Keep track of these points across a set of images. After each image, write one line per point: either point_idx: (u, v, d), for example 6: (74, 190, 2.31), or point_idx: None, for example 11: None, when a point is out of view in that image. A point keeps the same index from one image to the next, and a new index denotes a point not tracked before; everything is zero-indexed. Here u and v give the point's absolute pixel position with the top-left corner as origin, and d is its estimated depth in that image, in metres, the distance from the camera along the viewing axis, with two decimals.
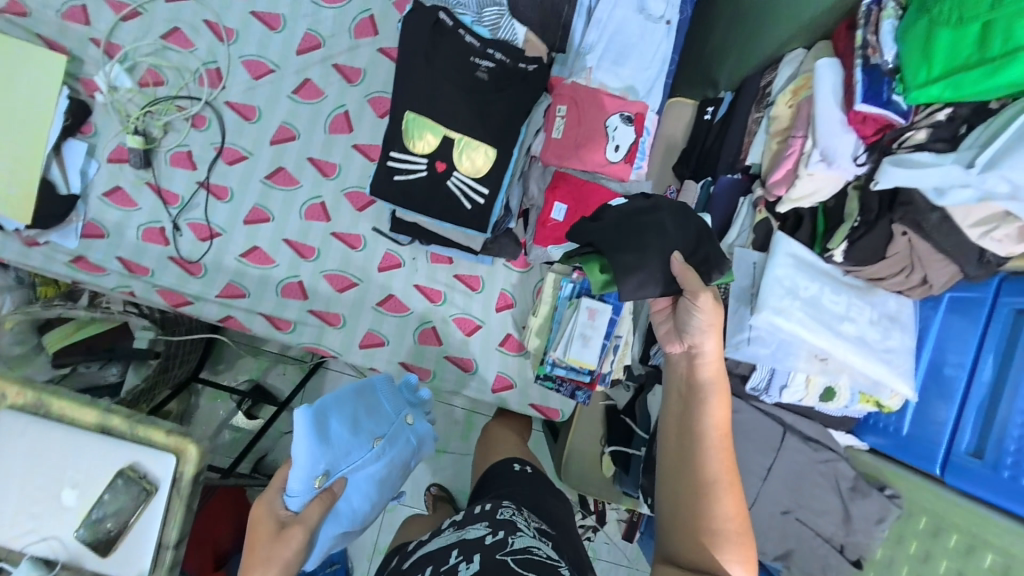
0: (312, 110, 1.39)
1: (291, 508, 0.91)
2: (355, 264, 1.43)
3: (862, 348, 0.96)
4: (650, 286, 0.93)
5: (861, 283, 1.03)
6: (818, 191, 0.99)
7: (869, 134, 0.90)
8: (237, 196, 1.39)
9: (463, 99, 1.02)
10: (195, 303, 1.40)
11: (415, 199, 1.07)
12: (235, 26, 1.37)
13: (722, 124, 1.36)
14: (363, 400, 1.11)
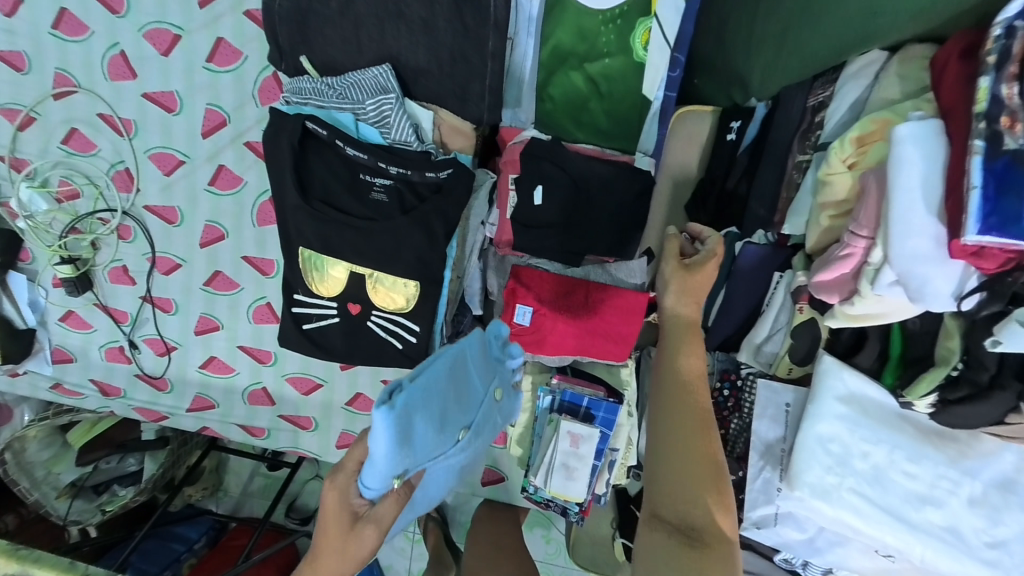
0: (234, 202, 1.18)
1: (364, 499, 0.60)
2: (316, 365, 1.28)
3: (955, 553, 0.64)
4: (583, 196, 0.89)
5: (958, 434, 0.67)
6: (887, 315, 0.64)
7: (993, 267, 0.51)
8: (183, 308, 1.27)
9: (360, 230, 0.76)
10: (172, 417, 1.36)
11: (331, 350, 0.86)
12: (132, 115, 1.16)
13: (750, 155, 0.90)
14: (456, 374, 0.66)
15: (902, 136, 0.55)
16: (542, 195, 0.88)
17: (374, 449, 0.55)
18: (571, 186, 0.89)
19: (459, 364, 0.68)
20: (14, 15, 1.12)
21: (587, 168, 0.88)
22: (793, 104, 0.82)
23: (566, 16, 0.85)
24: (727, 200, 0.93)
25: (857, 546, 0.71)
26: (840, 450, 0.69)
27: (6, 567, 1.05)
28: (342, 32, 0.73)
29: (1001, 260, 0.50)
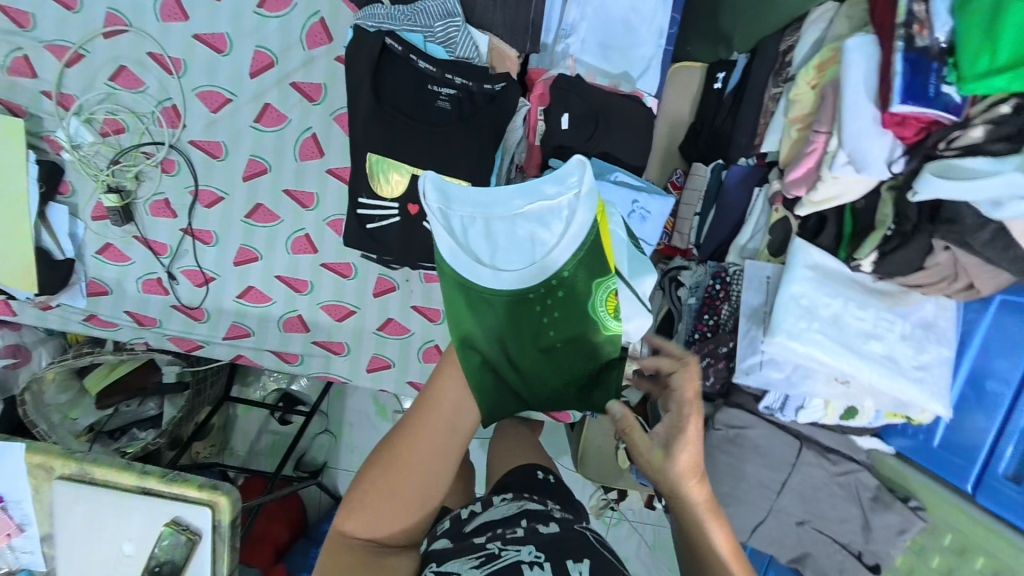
0: (277, 138, 1.29)
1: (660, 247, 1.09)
2: (349, 293, 1.40)
3: (893, 372, 0.85)
4: (607, 122, 1.06)
5: (893, 289, 0.89)
6: (844, 194, 0.84)
7: (910, 135, 0.72)
8: (222, 239, 1.36)
9: (427, 134, 0.91)
10: (206, 347, 1.43)
11: (390, 247, 0.99)
12: (181, 55, 1.25)
13: (734, 97, 1.14)
14: (619, 182, 1.05)
15: (849, 48, 0.78)
16: (569, 121, 1.05)
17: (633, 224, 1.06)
18: (594, 115, 1.06)
19: (619, 178, 1.06)
20: None
21: (607, 101, 1.06)
22: (769, 50, 1.05)
23: None
24: (715, 137, 1.17)
25: (822, 379, 0.89)
26: (808, 303, 0.88)
27: (62, 469, 1.12)
28: None
29: (916, 128, 0.71)
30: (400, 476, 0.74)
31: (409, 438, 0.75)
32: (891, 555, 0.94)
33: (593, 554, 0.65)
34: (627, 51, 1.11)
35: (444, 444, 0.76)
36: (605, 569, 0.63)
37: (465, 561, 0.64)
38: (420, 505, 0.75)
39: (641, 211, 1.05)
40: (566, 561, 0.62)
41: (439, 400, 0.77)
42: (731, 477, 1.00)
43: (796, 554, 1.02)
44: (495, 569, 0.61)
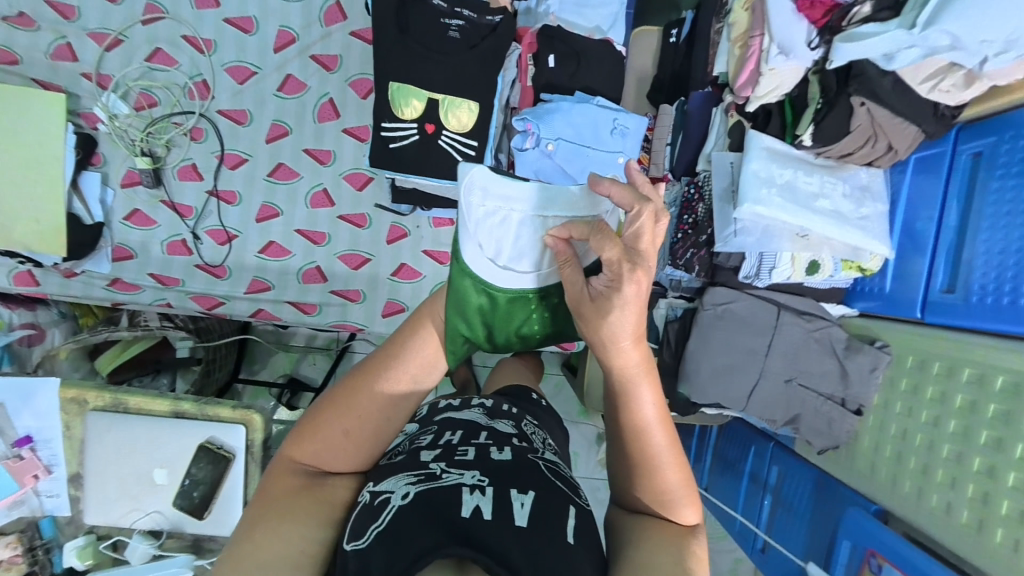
0: (298, 103, 1.47)
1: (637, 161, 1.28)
2: (364, 242, 1.52)
3: (842, 222, 1.03)
4: (586, 60, 1.27)
5: (832, 162, 1.08)
6: (780, 85, 1.04)
7: (819, 19, 0.95)
8: (245, 198, 1.49)
9: (441, 60, 1.09)
10: (227, 303, 1.50)
11: (410, 164, 1.14)
12: (212, 37, 1.44)
13: (688, 43, 1.36)
14: (602, 106, 1.25)
15: None
16: (555, 60, 1.25)
17: (616, 140, 1.25)
18: (575, 55, 1.26)
19: (601, 103, 1.25)
20: None
21: (584, 44, 1.27)
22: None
23: None
24: (677, 78, 1.38)
25: (785, 237, 1.07)
26: (766, 174, 1.05)
27: (96, 401, 1.16)
28: None
29: (822, 11, 0.95)
30: (353, 417, 0.72)
31: (367, 381, 0.74)
32: (869, 394, 1.07)
33: (540, 484, 0.66)
34: (598, 6, 1.32)
35: (405, 393, 0.75)
36: (550, 498, 0.63)
37: (407, 473, 0.67)
38: (368, 444, 0.74)
39: (621, 129, 1.24)
40: (509, 490, 0.63)
41: (405, 350, 0.76)
42: (723, 346, 1.12)
43: (788, 416, 1.12)
44: (435, 486, 0.63)
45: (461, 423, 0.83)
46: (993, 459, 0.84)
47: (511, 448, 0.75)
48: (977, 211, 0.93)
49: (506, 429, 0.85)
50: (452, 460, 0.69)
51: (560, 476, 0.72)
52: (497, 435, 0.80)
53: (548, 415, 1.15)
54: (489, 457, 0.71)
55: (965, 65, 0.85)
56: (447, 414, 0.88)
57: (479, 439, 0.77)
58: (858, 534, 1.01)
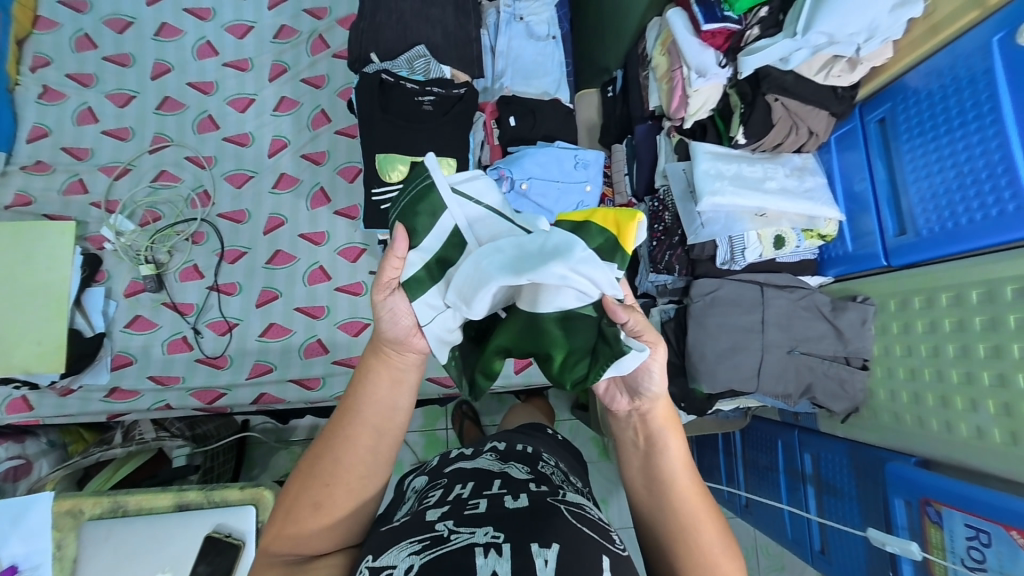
0: (293, 195, 1.62)
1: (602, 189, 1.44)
2: (363, 308, 1.56)
3: (791, 197, 1.15)
4: (541, 115, 1.49)
5: (767, 152, 1.23)
6: (708, 101, 1.24)
7: (723, 43, 1.16)
8: (246, 286, 1.55)
9: (419, 128, 1.27)
10: (229, 393, 1.48)
11: None
12: (212, 153, 1.63)
13: (623, 94, 1.63)
14: (564, 147, 1.43)
15: (672, 13, 1.21)
16: (515, 119, 1.47)
17: (580, 172, 1.41)
18: (531, 113, 1.48)
19: (562, 145, 1.43)
20: (126, 106, 1.65)
21: (538, 104, 1.50)
22: (633, 54, 1.54)
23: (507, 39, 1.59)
24: (620, 120, 1.62)
25: (747, 217, 1.18)
26: (715, 170, 1.19)
27: (92, 509, 1.08)
28: (395, 33, 1.33)
29: (723, 39, 1.15)
30: (323, 488, 0.66)
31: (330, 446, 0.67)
32: (868, 346, 1.10)
33: (562, 534, 0.56)
34: (543, 76, 1.58)
35: (375, 447, 0.68)
36: (576, 557, 0.53)
37: (412, 540, 0.56)
38: (348, 519, 0.67)
39: (583, 162, 1.41)
40: (528, 545, 0.53)
41: (361, 398, 0.68)
42: (721, 328, 1.16)
43: (801, 387, 1.13)
44: (443, 552, 0.53)
45: (467, 471, 0.71)
46: (998, 367, 0.85)
47: (528, 494, 0.63)
48: (901, 162, 1.06)
49: (521, 471, 0.72)
50: (461, 516, 0.58)
51: (588, 519, 0.60)
52: (513, 479, 0.68)
53: (565, 450, 0.96)
54: (504, 507, 0.60)
55: (847, 53, 1.05)
56: (456, 465, 0.74)
57: (491, 489, 0.65)
58: (905, 488, 0.97)
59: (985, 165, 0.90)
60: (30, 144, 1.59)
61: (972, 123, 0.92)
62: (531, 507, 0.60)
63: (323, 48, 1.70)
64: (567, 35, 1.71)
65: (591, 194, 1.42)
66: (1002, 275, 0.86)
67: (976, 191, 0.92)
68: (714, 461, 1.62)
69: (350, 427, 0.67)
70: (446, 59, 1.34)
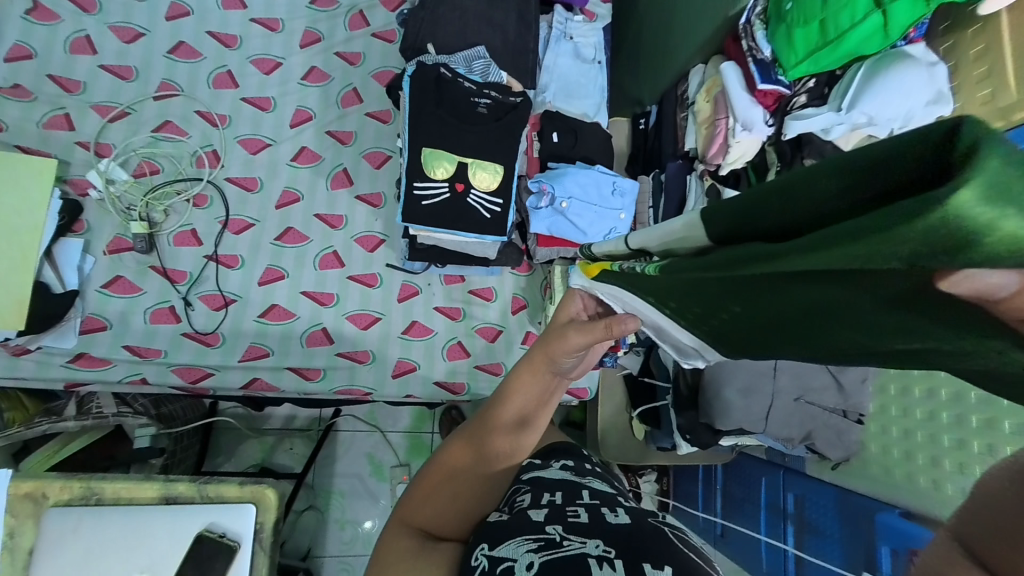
0: (312, 172, 1.53)
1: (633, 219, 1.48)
2: (375, 301, 1.50)
3: None
4: (584, 136, 1.52)
5: None
6: (746, 153, 1.33)
7: (771, 104, 1.25)
8: (250, 262, 1.44)
9: (470, 130, 1.24)
10: (218, 375, 1.37)
11: (443, 217, 1.23)
12: (227, 113, 1.50)
13: (656, 128, 1.71)
14: (604, 171, 1.46)
15: (726, 67, 1.27)
16: (557, 136, 1.50)
17: (616, 199, 1.44)
18: (572, 133, 1.51)
19: (603, 169, 1.47)
20: (131, 43, 1.48)
21: (580, 124, 1.53)
22: (672, 95, 1.64)
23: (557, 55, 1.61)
24: (650, 154, 1.71)
25: None
26: None
27: (59, 494, 0.95)
28: (455, 30, 1.30)
29: (773, 99, 1.24)
30: (454, 477, 0.76)
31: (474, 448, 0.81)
32: (864, 402, 1.22)
33: (671, 555, 0.58)
34: (585, 98, 1.62)
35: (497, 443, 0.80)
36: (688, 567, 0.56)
37: (523, 538, 0.60)
38: (478, 499, 0.76)
39: (620, 189, 1.45)
40: (641, 562, 0.55)
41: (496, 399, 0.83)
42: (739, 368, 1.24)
43: (803, 433, 1.23)
44: (560, 556, 0.56)
45: (555, 481, 0.75)
46: (987, 438, 0.98)
47: (623, 510, 0.68)
48: None
49: (605, 486, 0.77)
50: (569, 523, 0.62)
51: (688, 543, 0.64)
52: (602, 493, 0.73)
53: None
54: (608, 522, 0.63)
55: (880, 136, 1.15)
56: (536, 472, 0.78)
57: (585, 500, 0.69)
58: (893, 538, 1.07)
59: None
60: (7, 63, 1.39)
61: None
62: (632, 523, 0.64)
63: (362, 26, 1.63)
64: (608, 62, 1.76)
65: (624, 223, 1.46)
66: None
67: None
68: (692, 489, 1.75)
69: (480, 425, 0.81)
70: (502, 65, 1.33)
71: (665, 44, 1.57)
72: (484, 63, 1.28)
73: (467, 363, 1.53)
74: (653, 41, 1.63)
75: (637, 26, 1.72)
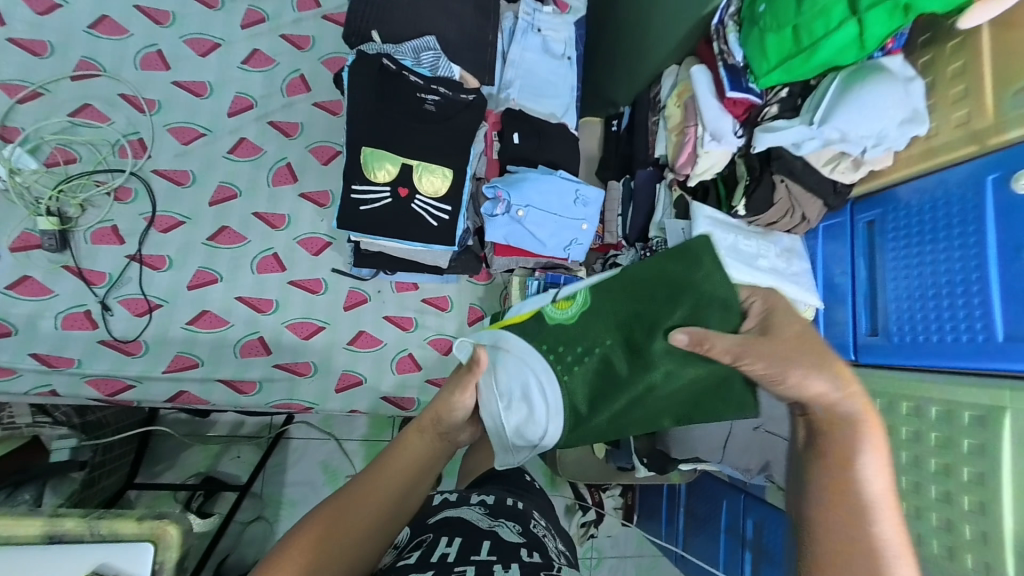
0: (252, 166, 1.40)
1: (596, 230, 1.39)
2: (319, 309, 1.40)
3: (777, 277, 1.20)
4: (549, 139, 1.42)
5: (761, 229, 1.27)
6: (715, 164, 1.24)
7: (741, 114, 1.16)
8: (179, 263, 1.32)
9: (416, 129, 1.13)
10: (139, 387, 1.25)
11: (383, 224, 1.13)
12: (156, 97, 1.36)
13: (628, 131, 1.62)
14: (566, 178, 1.37)
15: (697, 70, 1.20)
16: (519, 137, 1.39)
17: (578, 208, 1.35)
18: (536, 134, 1.41)
19: (565, 176, 1.37)
20: (46, 15, 1.33)
21: (545, 125, 1.43)
22: (645, 97, 1.54)
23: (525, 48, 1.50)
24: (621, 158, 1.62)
25: None
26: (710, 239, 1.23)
27: None
28: (403, 16, 1.18)
29: (742, 109, 1.15)
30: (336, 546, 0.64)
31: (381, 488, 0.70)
32: None
33: None
34: (553, 97, 1.52)
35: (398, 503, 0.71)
36: None
37: None
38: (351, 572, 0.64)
39: (584, 197, 1.36)
40: None
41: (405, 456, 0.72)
42: None
43: (760, 464, 1.18)
44: None
45: (457, 526, 0.77)
46: (945, 485, 0.92)
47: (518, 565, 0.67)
48: (881, 265, 1.12)
49: (511, 534, 0.77)
50: None
51: None
52: (504, 543, 0.73)
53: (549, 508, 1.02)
54: None
55: (852, 154, 1.07)
56: (445, 514, 0.83)
57: (481, 553, 0.69)
58: None
59: (960, 269, 0.97)
60: None
61: (956, 251, 0.98)
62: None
63: (312, 6, 1.49)
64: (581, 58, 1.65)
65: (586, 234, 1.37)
66: (959, 400, 0.92)
67: (949, 299, 0.99)
68: (656, 503, 1.72)
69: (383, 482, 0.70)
70: (456, 58, 1.21)
71: (641, 42, 1.47)
72: (432, 56, 1.17)
73: (418, 377, 1.43)
74: (628, 37, 1.52)
75: (612, 20, 1.61)
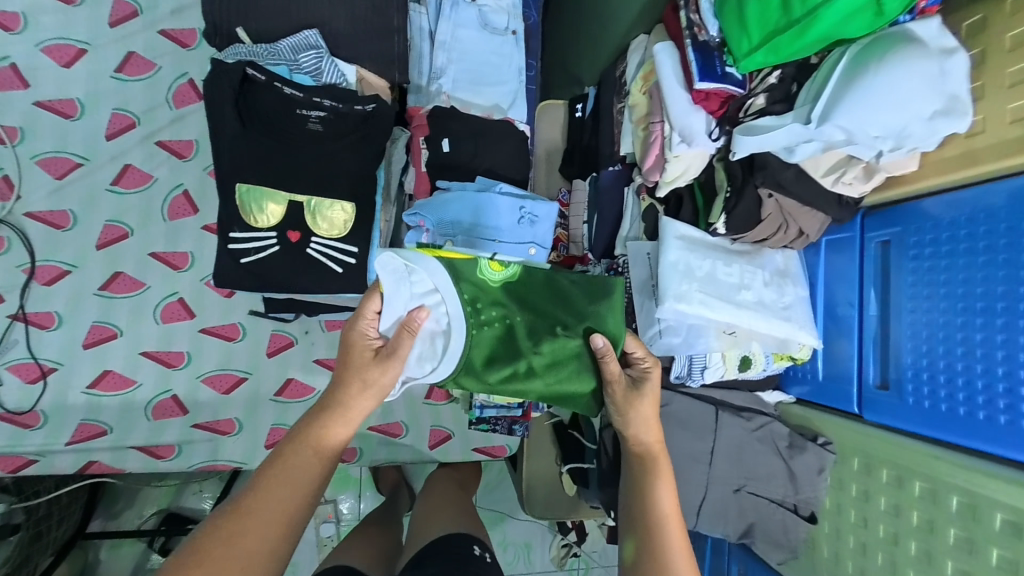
0: (141, 198, 1.19)
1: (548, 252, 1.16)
2: (239, 358, 1.23)
3: (766, 314, 0.94)
4: (491, 141, 1.17)
5: (747, 247, 1.02)
6: (688, 170, 0.98)
7: (717, 108, 0.88)
8: (69, 320, 1.15)
9: (298, 156, 0.90)
10: (43, 460, 1.14)
11: (271, 278, 0.92)
12: (17, 123, 1.15)
13: (593, 119, 1.34)
14: (507, 192, 1.12)
15: (658, 50, 0.92)
16: (450, 145, 1.13)
17: (522, 230, 1.12)
18: (471, 138, 1.15)
19: (506, 189, 1.12)
20: None
21: (484, 124, 1.17)
22: (610, 75, 1.24)
23: (459, 25, 1.21)
24: (585, 152, 1.35)
25: (713, 333, 0.94)
26: (684, 266, 0.97)
27: None
28: (274, 6, 0.92)
29: (718, 102, 0.88)
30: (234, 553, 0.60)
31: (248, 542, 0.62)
32: (819, 497, 0.98)
33: None
34: (496, 85, 1.24)
35: (303, 486, 0.67)
36: None
37: None
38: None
39: (529, 216, 1.12)
40: None
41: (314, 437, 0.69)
42: (667, 454, 0.99)
43: (742, 530, 1.01)
44: None
45: None
46: None
47: None
48: (896, 299, 0.88)
49: None
50: None
51: None
52: None
53: None
54: None
55: (863, 157, 0.80)
56: None
57: None
58: None
59: (1001, 323, 0.73)
60: None
61: (997, 296, 0.73)
62: None
63: None
64: (534, 30, 1.36)
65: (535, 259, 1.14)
66: (990, 496, 0.71)
67: (982, 360, 0.75)
68: None
69: (285, 474, 0.66)
70: (348, 54, 0.96)
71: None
72: (313, 56, 0.91)
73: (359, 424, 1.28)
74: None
75: None
